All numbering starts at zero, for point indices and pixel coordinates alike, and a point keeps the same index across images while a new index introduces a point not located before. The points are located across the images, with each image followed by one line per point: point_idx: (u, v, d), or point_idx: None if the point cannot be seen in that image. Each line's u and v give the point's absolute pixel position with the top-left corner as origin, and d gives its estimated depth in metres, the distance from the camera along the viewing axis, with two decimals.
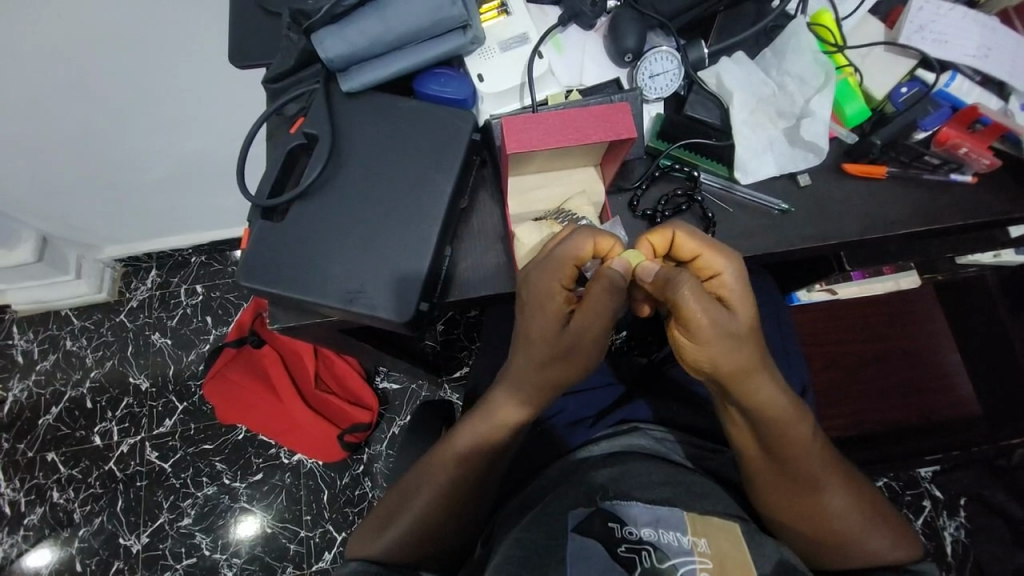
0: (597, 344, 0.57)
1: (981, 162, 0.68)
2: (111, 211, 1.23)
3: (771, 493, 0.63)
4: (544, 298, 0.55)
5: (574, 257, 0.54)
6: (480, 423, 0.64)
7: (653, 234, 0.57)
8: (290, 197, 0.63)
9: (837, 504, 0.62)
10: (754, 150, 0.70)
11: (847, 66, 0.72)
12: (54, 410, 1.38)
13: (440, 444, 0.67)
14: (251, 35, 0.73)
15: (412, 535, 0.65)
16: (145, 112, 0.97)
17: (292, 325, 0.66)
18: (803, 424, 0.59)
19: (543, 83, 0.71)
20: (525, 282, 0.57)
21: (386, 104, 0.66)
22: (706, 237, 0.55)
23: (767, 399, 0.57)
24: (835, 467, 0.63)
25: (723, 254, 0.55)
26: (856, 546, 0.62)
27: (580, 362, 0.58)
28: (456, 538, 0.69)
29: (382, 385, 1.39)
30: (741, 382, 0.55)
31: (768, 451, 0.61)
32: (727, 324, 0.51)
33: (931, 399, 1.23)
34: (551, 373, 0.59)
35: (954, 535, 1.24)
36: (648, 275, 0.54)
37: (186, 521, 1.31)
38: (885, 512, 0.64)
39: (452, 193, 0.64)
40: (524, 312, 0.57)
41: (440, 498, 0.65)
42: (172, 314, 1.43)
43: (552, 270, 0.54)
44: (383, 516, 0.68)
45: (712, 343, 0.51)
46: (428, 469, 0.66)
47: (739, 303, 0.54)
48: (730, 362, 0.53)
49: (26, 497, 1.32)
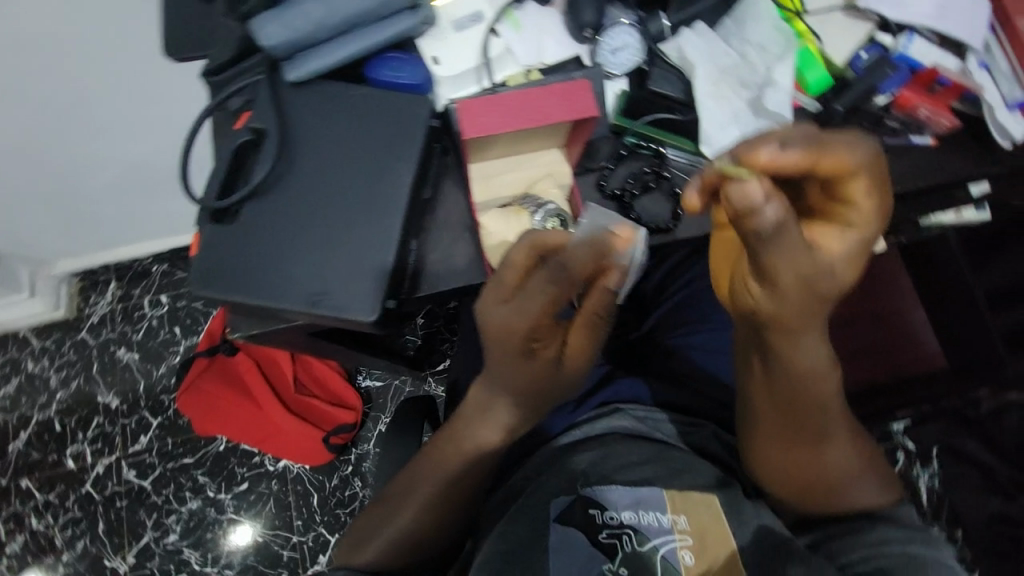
0: (584, 355, 0.59)
1: (941, 123, 0.70)
2: (57, 222, 1.15)
3: (775, 444, 0.63)
4: (526, 337, 0.52)
5: (540, 304, 0.49)
6: (464, 437, 0.63)
7: (774, 155, 0.45)
8: (241, 196, 0.59)
9: (839, 457, 0.63)
10: (720, 123, 0.68)
11: (807, 32, 0.70)
12: (21, 436, 1.31)
13: (428, 453, 0.66)
14: (184, 25, 0.68)
15: (397, 546, 0.65)
16: (81, 116, 0.90)
17: (254, 332, 0.63)
18: (831, 377, 0.58)
19: (502, 64, 0.67)
20: (491, 325, 0.52)
21: (337, 93, 0.62)
22: (866, 179, 0.49)
23: (809, 353, 0.56)
24: (845, 421, 0.63)
25: (869, 201, 0.51)
26: (846, 497, 0.64)
27: (560, 381, 0.60)
28: (442, 543, 0.69)
29: (365, 384, 1.35)
30: (784, 334, 0.54)
31: (789, 403, 0.60)
32: (823, 283, 0.49)
33: (898, 356, 1.25)
34: (527, 393, 0.59)
35: (927, 483, 1.34)
36: (743, 199, 0.41)
37: (172, 537, 1.27)
38: (877, 466, 0.65)
39: (413, 183, 0.61)
40: (494, 350, 0.54)
41: (427, 506, 0.64)
42: (137, 327, 1.36)
43: (526, 305, 0.50)
44: (363, 527, 0.67)
45: (788, 296, 0.50)
46: (413, 477, 0.66)
47: (857, 252, 0.52)
48: (790, 317, 0.51)
49: (5, 526, 1.27)
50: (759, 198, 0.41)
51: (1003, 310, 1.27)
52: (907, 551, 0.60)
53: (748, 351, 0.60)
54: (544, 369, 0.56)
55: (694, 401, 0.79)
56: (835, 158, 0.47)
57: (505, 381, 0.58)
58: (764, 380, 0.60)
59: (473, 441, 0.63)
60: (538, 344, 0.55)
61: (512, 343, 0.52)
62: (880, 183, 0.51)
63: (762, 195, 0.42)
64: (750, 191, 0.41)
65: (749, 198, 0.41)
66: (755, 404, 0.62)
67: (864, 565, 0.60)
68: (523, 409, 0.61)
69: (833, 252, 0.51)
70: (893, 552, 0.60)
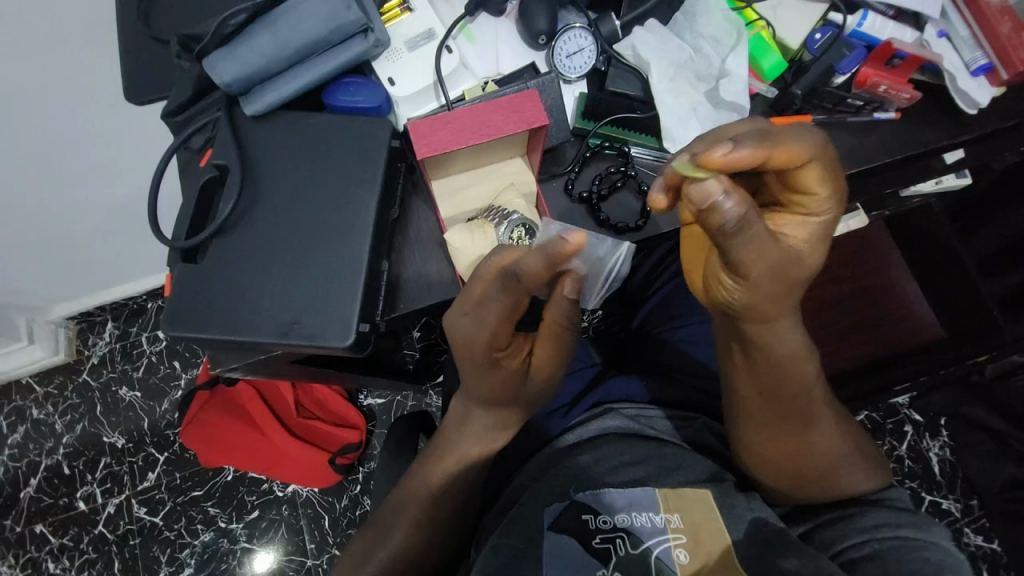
0: (550, 368, 0.63)
1: (902, 97, 0.69)
2: (47, 269, 1.16)
3: (764, 431, 0.64)
4: (488, 347, 0.56)
5: (490, 314, 0.53)
6: (450, 450, 0.67)
7: (734, 157, 0.44)
8: (207, 234, 0.59)
9: (826, 442, 0.64)
10: (679, 117, 0.69)
11: (758, 20, 0.71)
12: (32, 482, 1.32)
13: (418, 470, 0.68)
14: (146, 68, 0.69)
15: (393, 564, 0.66)
16: (59, 163, 0.91)
17: (236, 366, 0.64)
18: (812, 361, 0.60)
19: (457, 78, 0.69)
20: (456, 336, 0.57)
21: (297, 122, 0.63)
22: (819, 168, 0.50)
23: (787, 338, 0.57)
24: (828, 404, 0.65)
25: (827, 191, 0.51)
26: (836, 481, 0.65)
27: (528, 389, 0.64)
28: (438, 559, 0.70)
29: (367, 402, 1.35)
30: (759, 322, 0.55)
31: (771, 390, 0.61)
32: (792, 273, 0.51)
33: (897, 330, 1.23)
34: (496, 398, 0.63)
35: (940, 455, 1.32)
36: (704, 198, 0.42)
37: (188, 571, 1.28)
38: (863, 448, 0.67)
39: (379, 205, 0.62)
40: (461, 356, 0.59)
41: (419, 524, 0.66)
42: (137, 365, 1.37)
43: (485, 317, 0.54)
44: (360, 550, 0.68)
45: (760, 287, 0.50)
46: (403, 494, 0.68)
47: (821, 237, 0.54)
48: (764, 307, 0.53)
49: (22, 573, 1.28)
50: (723, 196, 0.42)
51: (996, 275, 1.26)
52: (899, 535, 0.59)
53: (729, 340, 0.61)
54: (509, 376, 0.60)
55: (686, 394, 0.79)
56: (790, 149, 0.47)
57: (478, 390, 0.62)
58: (746, 367, 0.61)
59: (457, 454, 0.67)
60: (501, 352, 0.59)
61: (476, 353, 0.57)
62: (832, 169, 0.51)
63: (722, 193, 0.42)
64: (711, 189, 0.42)
65: (715, 197, 0.42)
66: (740, 390, 0.63)
67: (858, 552, 0.59)
68: (497, 412, 0.66)
69: (796, 241, 0.53)
70: (885, 536, 0.59)
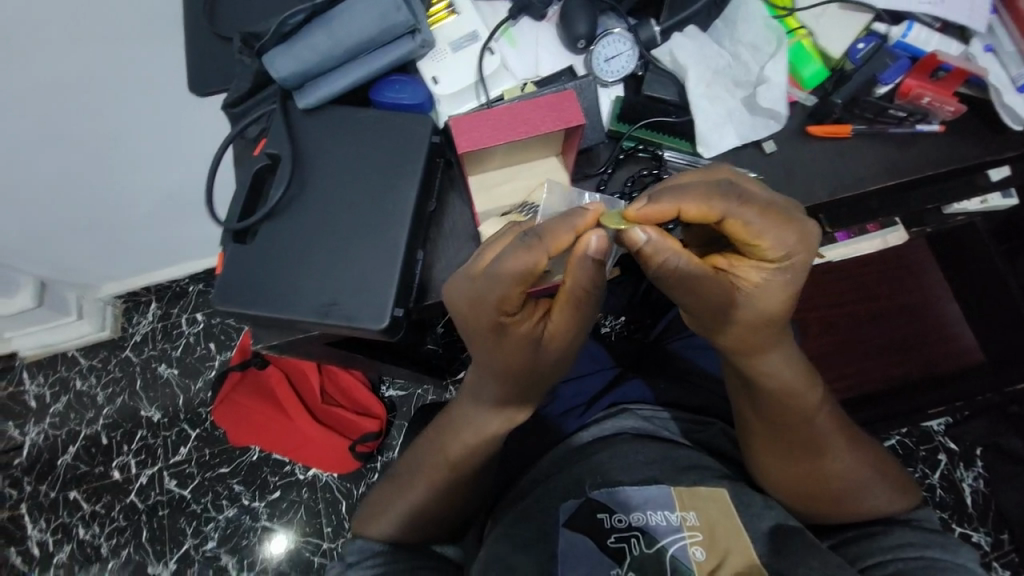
0: (567, 334, 0.58)
1: (946, 109, 0.69)
2: (101, 249, 1.24)
3: (772, 459, 0.64)
4: (494, 306, 0.52)
5: (507, 271, 0.48)
6: (467, 429, 0.67)
7: (652, 206, 0.48)
8: (259, 216, 0.64)
9: (840, 465, 0.63)
10: (715, 122, 0.69)
11: (799, 29, 0.72)
12: (70, 450, 1.40)
13: (437, 439, 0.70)
14: (209, 63, 0.74)
15: (409, 518, 0.69)
16: (118, 149, 0.97)
17: (276, 343, 0.68)
18: (809, 392, 0.61)
19: (498, 80, 0.71)
20: (463, 297, 0.53)
21: (345, 117, 0.66)
22: (754, 219, 0.49)
23: (777, 372, 0.59)
24: (837, 429, 0.64)
25: (788, 240, 0.51)
26: (860, 504, 0.63)
27: (542, 357, 0.59)
28: (453, 521, 0.73)
29: (389, 393, 1.40)
30: (748, 354, 0.58)
31: (770, 420, 0.63)
32: (743, 317, 0.55)
33: (931, 351, 1.20)
34: (507, 367, 0.59)
35: (973, 486, 1.26)
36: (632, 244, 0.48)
37: (211, 544, 1.34)
38: (886, 469, 0.65)
39: (417, 197, 0.64)
40: (469, 319, 0.55)
41: (438, 488, 0.69)
42: (176, 344, 1.45)
43: (498, 274, 0.49)
44: (379, 502, 0.72)
45: (712, 325, 0.56)
46: (418, 456, 0.72)
47: (776, 281, 0.53)
48: (731, 338, 0.57)
49: (53, 537, 1.35)
50: (645, 236, 0.48)
51: None
52: (923, 554, 0.58)
53: (730, 370, 0.64)
54: (520, 341, 0.56)
55: (707, 400, 0.79)
56: (708, 208, 0.49)
57: (490, 360, 0.59)
58: (744, 395, 0.64)
59: (471, 426, 0.67)
60: (511, 315, 0.54)
61: (482, 313, 0.52)
62: (778, 216, 0.50)
63: (647, 237, 0.48)
64: (633, 235, 0.48)
65: (637, 239, 0.48)
66: (743, 416, 0.66)
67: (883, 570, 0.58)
68: (507, 383, 0.62)
69: (751, 287, 0.54)
70: (909, 556, 0.58)
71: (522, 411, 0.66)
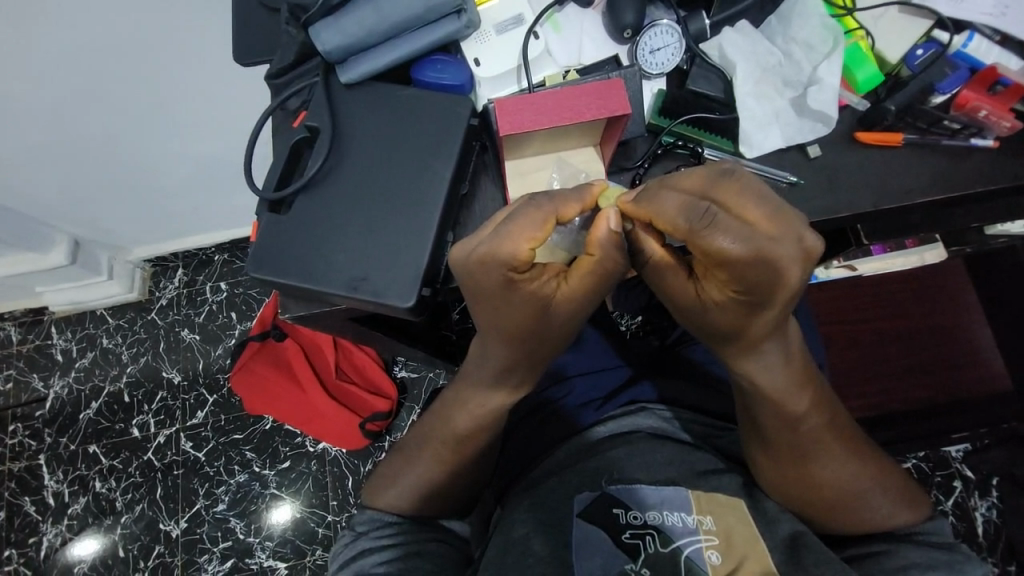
0: (576, 301, 0.57)
1: (1002, 124, 0.65)
2: (135, 212, 1.27)
3: (764, 457, 0.64)
4: (504, 265, 0.52)
5: (521, 229, 0.50)
6: (477, 405, 0.67)
7: (637, 206, 0.51)
8: (295, 188, 0.64)
9: (832, 474, 0.62)
10: (760, 121, 0.68)
11: (858, 29, 0.68)
12: (93, 405, 1.45)
13: (444, 411, 0.70)
14: (253, 33, 0.75)
15: (418, 491, 0.69)
16: (158, 115, 0.99)
17: (302, 314, 0.68)
18: (801, 399, 0.59)
19: (540, 64, 0.70)
20: (474, 256, 0.53)
21: (386, 93, 0.67)
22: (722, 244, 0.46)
23: (765, 374, 0.57)
24: (832, 438, 0.62)
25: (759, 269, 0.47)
26: (857, 513, 0.62)
27: (549, 323, 0.58)
28: (461, 496, 0.73)
29: (400, 374, 1.44)
30: (731, 352, 0.57)
31: (753, 415, 0.63)
32: (708, 322, 0.55)
33: (958, 375, 1.17)
34: (513, 331, 0.58)
35: (985, 516, 1.19)
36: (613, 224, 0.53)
37: (220, 507, 1.37)
38: (888, 482, 0.63)
39: (451, 179, 0.64)
40: (476, 279, 0.54)
41: (448, 462, 0.69)
42: (199, 311, 1.48)
43: (510, 231, 0.50)
44: (389, 473, 0.72)
45: (684, 314, 0.58)
46: (426, 431, 0.72)
47: (742, 305, 0.51)
48: (702, 331, 0.59)
49: (70, 487, 1.40)
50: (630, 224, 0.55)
51: None
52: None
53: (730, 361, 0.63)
54: (530, 302, 0.55)
55: (725, 406, 0.78)
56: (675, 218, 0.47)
57: (498, 322, 0.58)
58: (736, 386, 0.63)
59: (478, 400, 0.67)
60: (521, 276, 0.54)
61: (493, 271, 0.52)
62: (754, 243, 0.46)
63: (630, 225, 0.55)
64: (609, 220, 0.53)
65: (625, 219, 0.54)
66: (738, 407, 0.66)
67: None
68: (512, 350, 0.61)
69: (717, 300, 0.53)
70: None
71: (529, 380, 0.67)
